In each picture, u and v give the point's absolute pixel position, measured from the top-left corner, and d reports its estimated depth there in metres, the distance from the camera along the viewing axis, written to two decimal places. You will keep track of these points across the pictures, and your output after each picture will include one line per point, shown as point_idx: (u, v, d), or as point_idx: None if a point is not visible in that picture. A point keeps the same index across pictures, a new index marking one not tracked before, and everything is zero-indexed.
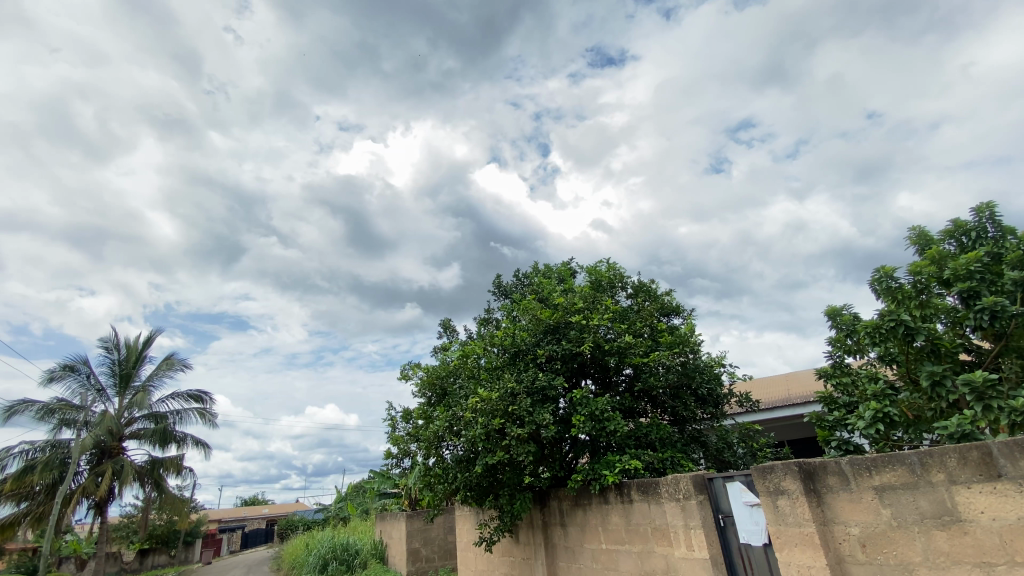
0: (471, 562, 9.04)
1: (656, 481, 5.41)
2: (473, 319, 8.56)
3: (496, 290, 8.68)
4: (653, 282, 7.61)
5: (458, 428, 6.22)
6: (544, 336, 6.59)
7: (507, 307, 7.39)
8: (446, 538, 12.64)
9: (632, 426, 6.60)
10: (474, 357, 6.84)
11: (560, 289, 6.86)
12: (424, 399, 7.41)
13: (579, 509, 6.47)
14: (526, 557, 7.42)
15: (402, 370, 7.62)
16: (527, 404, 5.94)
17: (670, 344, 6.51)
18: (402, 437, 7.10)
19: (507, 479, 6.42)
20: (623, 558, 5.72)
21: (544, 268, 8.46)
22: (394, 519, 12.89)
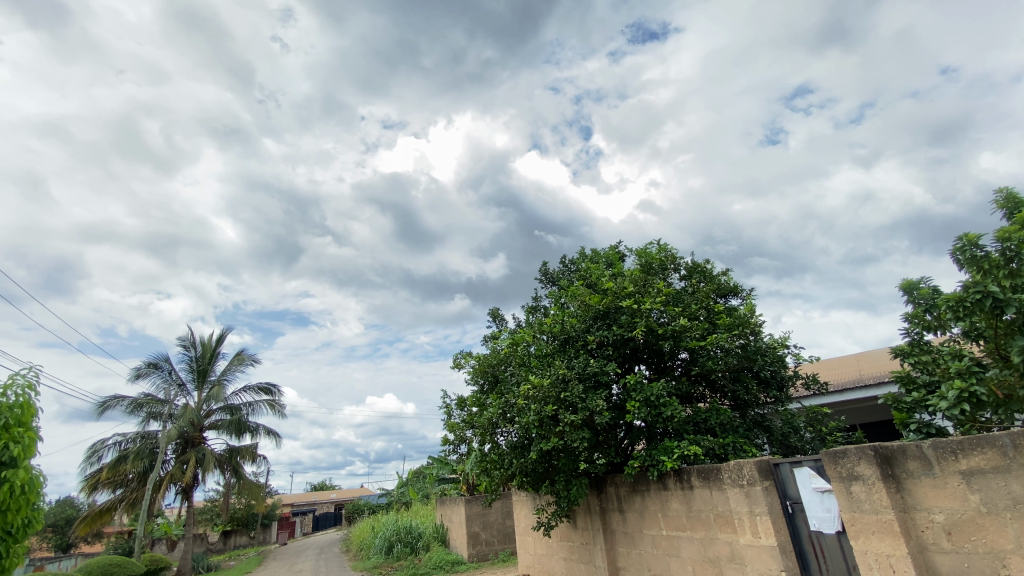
0: (530, 546, 9.15)
1: (717, 467, 5.24)
2: (521, 307, 8.56)
3: (543, 277, 8.62)
4: (708, 263, 7.32)
5: (511, 415, 6.27)
6: (594, 322, 6.48)
7: (555, 294, 7.33)
8: (504, 523, 12.88)
9: (690, 412, 6.42)
10: (524, 345, 6.86)
11: (608, 273, 6.72)
12: (477, 387, 7.51)
13: (637, 495, 6.38)
14: (585, 542, 7.42)
15: (454, 359, 7.74)
16: (579, 390, 5.87)
17: (728, 326, 6.26)
18: (457, 423, 7.24)
19: (562, 465, 6.41)
20: (685, 545, 5.61)
21: (591, 253, 8.33)
22: (454, 503, 13.24)
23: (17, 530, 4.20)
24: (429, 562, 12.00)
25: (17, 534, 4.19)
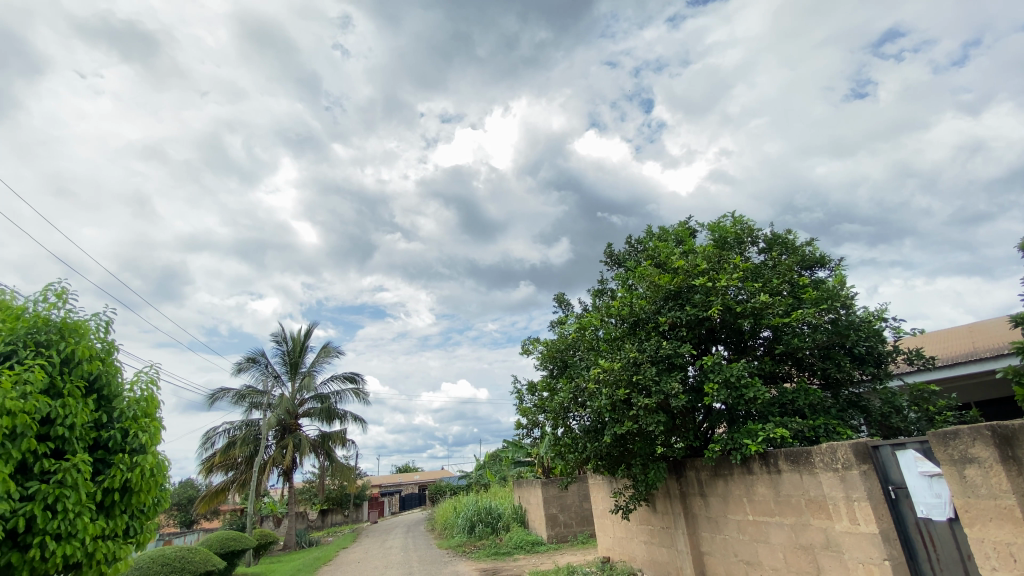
0: (609, 529, 9.14)
1: (808, 450, 4.93)
2: (587, 291, 8.46)
3: (609, 259, 8.46)
4: (790, 233, 6.83)
5: (583, 399, 6.26)
6: (666, 302, 6.27)
7: (622, 276, 7.17)
8: (582, 505, 12.92)
9: (774, 393, 6.07)
10: (592, 329, 6.78)
11: (678, 251, 6.46)
12: (547, 372, 7.54)
13: (720, 479, 6.17)
14: (665, 526, 7.30)
15: (523, 345, 7.82)
16: (653, 373, 5.71)
17: (816, 300, 5.83)
18: (529, 408, 7.32)
19: (638, 449, 6.30)
20: (774, 531, 5.36)
21: (658, 231, 8.05)
22: (530, 486, 13.48)
23: (149, 508, 4.80)
24: (510, 542, 12.33)
25: (149, 511, 4.79)
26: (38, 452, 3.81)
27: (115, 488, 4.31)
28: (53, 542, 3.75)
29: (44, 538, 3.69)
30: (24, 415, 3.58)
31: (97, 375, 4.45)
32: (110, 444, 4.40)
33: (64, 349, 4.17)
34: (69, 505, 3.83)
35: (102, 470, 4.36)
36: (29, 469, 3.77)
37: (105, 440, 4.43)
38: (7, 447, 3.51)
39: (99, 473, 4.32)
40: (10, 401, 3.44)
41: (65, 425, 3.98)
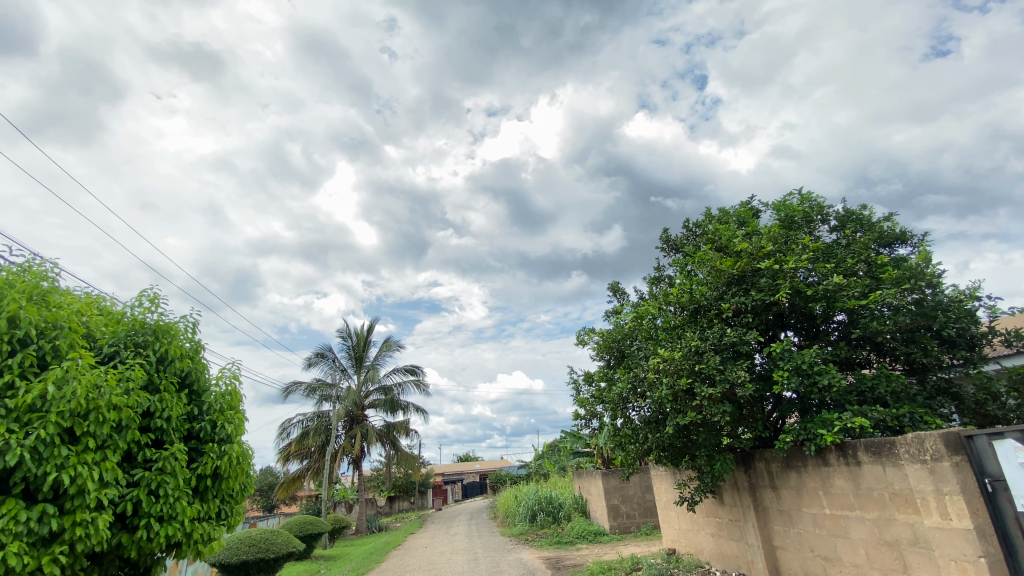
0: (674, 521, 8.97)
1: (891, 440, 4.61)
2: (644, 279, 8.25)
3: (665, 244, 8.23)
4: (865, 209, 6.35)
5: (642, 390, 6.14)
6: (729, 288, 6.01)
7: (680, 262, 6.94)
8: (645, 496, 12.72)
9: (851, 380, 5.70)
10: (650, 318, 6.63)
11: (741, 234, 6.16)
12: (604, 362, 7.46)
13: (792, 471, 5.89)
14: (734, 519, 7.06)
15: (578, 336, 7.75)
16: (717, 362, 5.51)
17: (897, 280, 5.40)
18: (587, 399, 7.27)
19: (703, 441, 6.11)
20: (855, 525, 5.05)
21: (717, 213, 7.72)
22: (591, 476, 13.42)
23: (237, 493, 5.21)
24: (572, 532, 12.37)
25: (238, 496, 5.20)
26: (141, 442, 4.21)
27: (208, 475, 4.70)
28: (157, 523, 4.14)
29: (150, 520, 4.08)
30: (126, 409, 3.95)
31: (188, 372, 4.85)
32: (202, 434, 4.80)
33: (158, 349, 4.58)
34: (169, 490, 4.21)
35: (196, 458, 4.77)
36: (134, 457, 4.18)
37: (197, 431, 4.83)
38: (115, 438, 3.90)
39: (193, 461, 4.73)
40: (116, 397, 3.81)
41: (163, 418, 4.38)
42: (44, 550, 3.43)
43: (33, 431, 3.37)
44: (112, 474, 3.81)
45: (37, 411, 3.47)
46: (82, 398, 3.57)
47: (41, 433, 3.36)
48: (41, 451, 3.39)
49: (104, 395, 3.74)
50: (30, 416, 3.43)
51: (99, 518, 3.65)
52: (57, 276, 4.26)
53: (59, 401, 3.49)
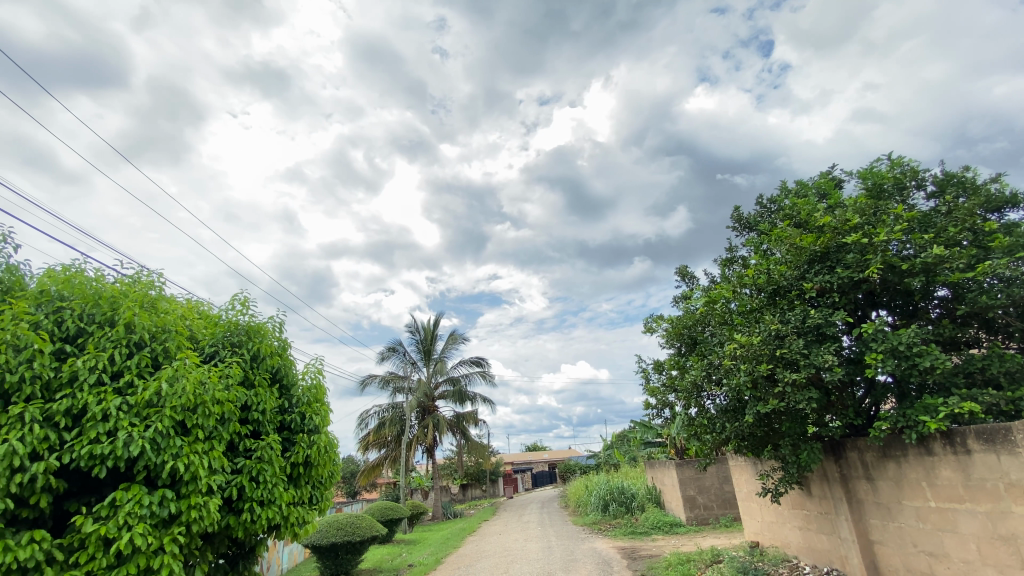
0: (756, 513, 8.58)
1: (1006, 426, 4.14)
2: (715, 261, 7.89)
3: (737, 224, 7.83)
4: (968, 170, 5.68)
5: (718, 377, 5.88)
6: (811, 266, 5.62)
7: (754, 241, 6.56)
8: (723, 488, 12.25)
9: (956, 361, 5.15)
10: (723, 302, 6.35)
11: (822, 207, 5.73)
12: (674, 349, 7.24)
13: (890, 461, 5.44)
14: (824, 512, 6.65)
15: (646, 324, 7.55)
16: (800, 345, 5.17)
17: (1010, 248, 4.79)
18: (658, 388, 7.08)
19: (787, 429, 5.78)
20: (964, 519, 4.60)
21: (793, 187, 7.23)
22: (664, 466, 13.12)
23: (326, 480, 5.57)
24: (647, 522, 12.17)
25: (326, 482, 5.56)
26: (242, 433, 4.60)
27: (300, 462, 5.06)
28: (259, 507, 4.51)
29: (253, 504, 4.45)
30: (228, 403, 4.33)
31: (278, 368, 5.22)
32: (293, 425, 5.18)
33: (252, 348, 4.98)
34: (267, 476, 4.57)
35: (289, 447, 5.14)
36: (236, 447, 4.57)
37: (289, 422, 5.21)
38: (219, 429, 4.29)
39: (287, 450, 5.11)
40: (218, 392, 4.18)
41: (259, 411, 4.76)
42: (166, 530, 3.84)
43: (152, 424, 3.77)
44: (218, 462, 4.19)
45: (154, 406, 3.87)
46: (191, 394, 3.94)
47: (159, 426, 3.75)
48: (159, 442, 3.78)
49: (208, 391, 4.11)
50: (149, 411, 3.82)
51: (210, 502, 4.03)
52: (163, 285, 4.71)
53: (172, 396, 3.87)
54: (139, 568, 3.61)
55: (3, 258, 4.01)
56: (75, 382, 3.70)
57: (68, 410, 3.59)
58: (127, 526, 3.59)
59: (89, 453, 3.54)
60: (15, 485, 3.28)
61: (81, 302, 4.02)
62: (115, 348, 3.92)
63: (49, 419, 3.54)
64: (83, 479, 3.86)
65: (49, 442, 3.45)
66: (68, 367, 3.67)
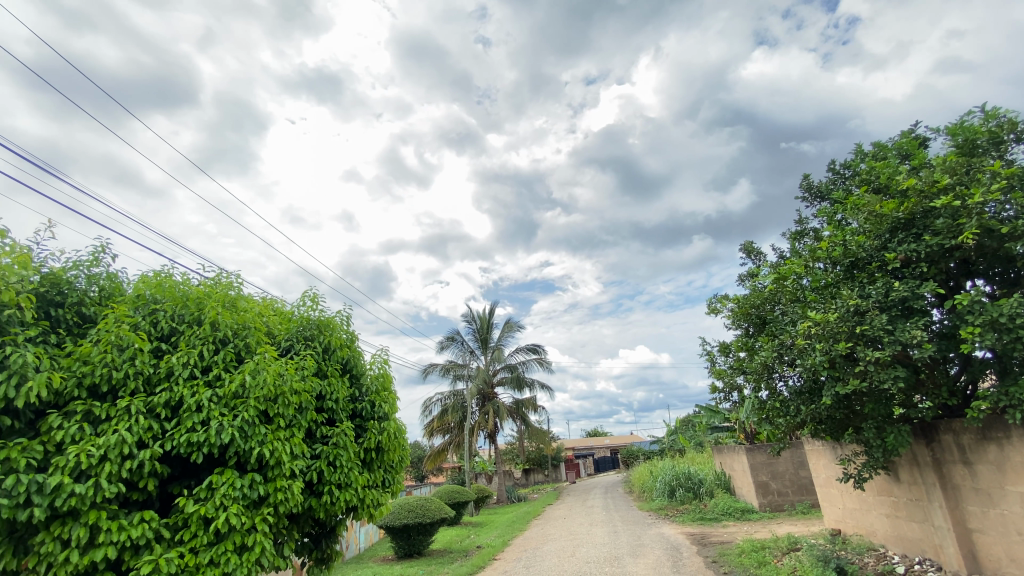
0: (837, 500, 8.14)
1: None
2: (783, 235, 7.45)
3: (807, 193, 7.36)
4: None
5: (792, 358, 5.56)
6: (893, 235, 5.18)
7: (827, 211, 6.12)
8: (798, 473, 11.68)
9: None
10: (794, 278, 5.99)
11: (905, 169, 5.25)
12: (742, 330, 6.94)
13: (991, 444, 4.97)
14: (914, 499, 6.19)
15: (710, 304, 7.27)
16: (883, 321, 4.78)
17: None
18: (726, 370, 6.81)
19: (870, 411, 5.40)
20: None
21: (870, 150, 6.67)
22: (733, 451, 12.67)
23: (397, 464, 5.82)
24: (716, 508, 11.83)
25: (397, 466, 5.81)
26: (318, 421, 4.89)
27: (373, 448, 5.32)
28: (337, 490, 4.78)
29: (331, 487, 4.73)
30: (304, 393, 4.61)
31: (348, 359, 5.49)
32: (364, 413, 5.44)
33: (323, 341, 5.26)
34: (344, 461, 4.83)
35: (361, 433, 5.41)
36: (314, 434, 4.86)
37: (360, 410, 5.48)
38: (298, 418, 4.58)
39: (360, 436, 5.37)
40: (296, 383, 4.45)
41: (332, 400, 5.03)
42: (256, 510, 4.15)
43: (239, 414, 4.07)
44: (299, 448, 4.47)
45: (240, 397, 4.17)
46: (271, 385, 4.22)
47: (245, 415, 4.05)
48: (246, 430, 4.08)
49: (287, 382, 4.39)
50: (236, 402, 4.13)
51: (293, 485, 4.32)
52: (241, 285, 5.03)
53: (255, 388, 4.17)
54: (235, 545, 3.93)
55: (103, 268, 4.43)
56: (171, 376, 4.05)
57: (167, 402, 3.95)
58: (222, 507, 3.92)
59: (187, 441, 3.88)
60: (126, 470, 3.65)
61: (172, 304, 4.38)
62: (203, 344, 4.26)
63: (151, 410, 3.90)
64: (182, 465, 4.24)
65: (152, 431, 3.81)
66: (165, 363, 4.02)
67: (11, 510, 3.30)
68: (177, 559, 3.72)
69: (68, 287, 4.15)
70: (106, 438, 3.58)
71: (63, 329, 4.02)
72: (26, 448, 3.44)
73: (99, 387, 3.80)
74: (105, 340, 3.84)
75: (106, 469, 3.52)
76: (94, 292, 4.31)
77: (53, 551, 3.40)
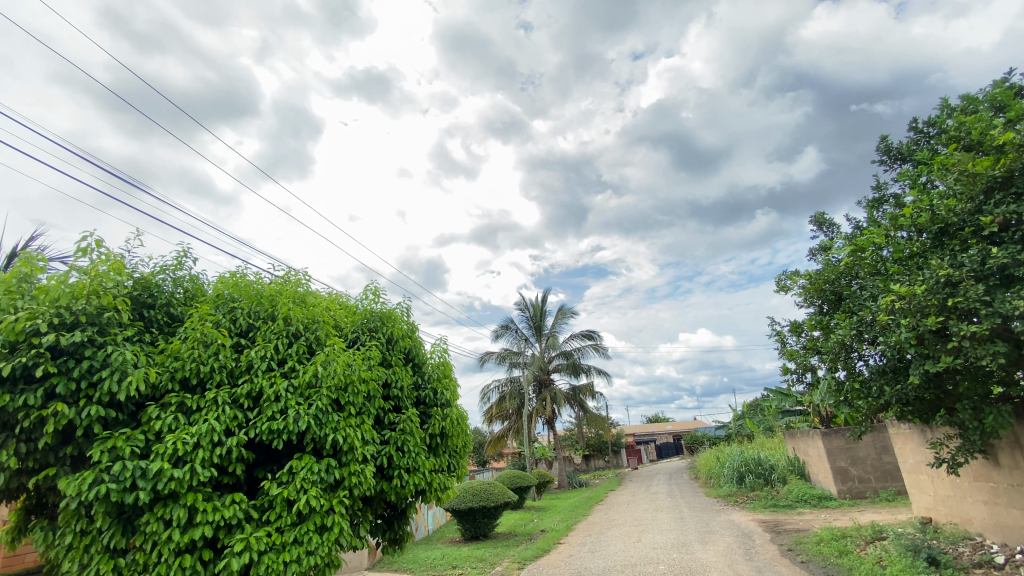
0: (927, 487, 7.55)
1: None
2: (860, 203, 6.91)
3: (886, 157, 6.78)
4: None
5: (873, 336, 5.19)
6: (989, 196, 4.67)
7: (910, 174, 5.60)
8: (882, 458, 10.94)
9: None
10: (873, 250, 5.55)
11: (1001, 122, 4.70)
12: (815, 307, 6.53)
13: None
14: (1018, 484, 5.63)
15: (778, 282, 6.88)
16: (980, 292, 4.33)
17: None
18: (798, 351, 6.44)
19: (965, 391, 4.94)
20: None
21: (958, 103, 6.04)
22: (808, 436, 12.05)
23: (461, 449, 5.98)
24: (790, 495, 11.32)
25: (462, 451, 5.97)
26: (386, 409, 5.09)
27: (437, 433, 5.49)
28: (406, 474, 4.97)
29: (401, 471, 4.92)
30: (371, 382, 4.81)
31: (410, 349, 5.66)
32: (428, 400, 5.61)
33: (386, 332, 5.46)
34: (411, 446, 5.01)
35: (426, 420, 5.59)
36: (382, 421, 5.07)
37: (424, 397, 5.66)
38: (367, 405, 4.79)
39: (425, 422, 5.55)
40: (363, 372, 4.65)
41: (398, 387, 5.21)
42: (333, 493, 4.39)
43: (313, 403, 4.30)
44: (369, 434, 4.68)
45: (313, 387, 4.40)
46: (341, 374, 4.43)
47: (319, 404, 4.27)
48: (321, 417, 4.31)
49: (355, 371, 4.59)
50: (310, 391, 4.36)
51: (366, 469, 4.53)
52: (308, 281, 5.29)
53: (327, 377, 4.39)
54: (316, 526, 4.18)
55: (186, 271, 4.79)
56: (251, 369, 4.34)
57: (249, 393, 4.23)
58: (303, 489, 4.17)
59: (268, 428, 4.15)
60: (217, 456, 3.95)
61: (248, 301, 4.68)
62: (278, 339, 4.52)
63: (236, 401, 4.20)
64: (265, 451, 4.54)
65: (237, 420, 4.10)
66: (245, 357, 4.32)
67: (120, 493, 3.66)
68: (266, 537, 4.00)
69: (157, 289, 4.53)
70: (198, 426, 3.89)
71: (156, 328, 4.40)
72: (130, 437, 3.81)
73: (190, 380, 4.13)
74: (191, 337, 4.16)
75: (200, 455, 3.84)
76: (180, 294, 4.67)
77: (158, 530, 3.74)
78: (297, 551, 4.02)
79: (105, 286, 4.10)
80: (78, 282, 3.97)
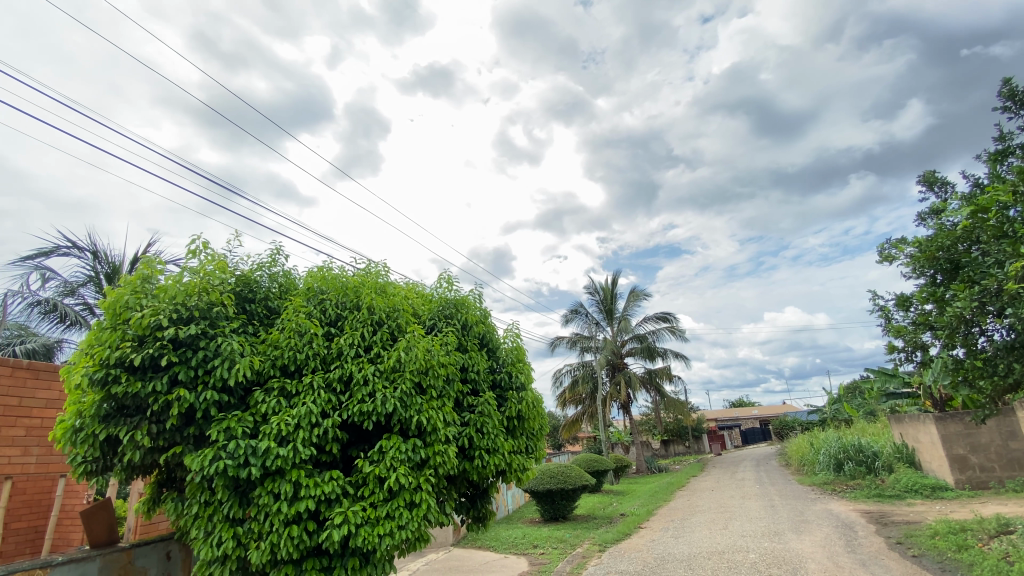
0: None
1: None
2: (979, 158, 6.09)
3: (1010, 103, 5.90)
4: None
5: (1000, 307, 4.60)
6: None
7: None
8: (1008, 445, 9.74)
9: None
10: (998, 210, 4.86)
11: None
12: (927, 278, 5.85)
13: None
14: None
15: (881, 252, 6.22)
16: None
17: None
18: (907, 327, 5.82)
19: None
20: None
21: None
22: (918, 420, 10.95)
23: (538, 432, 6.05)
24: (897, 484, 10.39)
25: (539, 434, 6.04)
26: (464, 391, 5.25)
27: (515, 416, 5.59)
28: (487, 454, 5.11)
29: (481, 452, 5.06)
30: (450, 366, 4.97)
31: (484, 334, 5.79)
32: (504, 383, 5.71)
33: (461, 318, 5.60)
34: (490, 428, 5.13)
35: (503, 403, 5.71)
36: (462, 403, 5.24)
37: (500, 380, 5.75)
38: (446, 389, 4.96)
39: (502, 405, 5.68)
40: (442, 356, 4.82)
41: (475, 371, 5.36)
42: (420, 472, 4.61)
43: (398, 386, 4.52)
44: (449, 416, 4.85)
45: (397, 371, 4.63)
46: (422, 359, 4.62)
47: (403, 387, 4.49)
48: (406, 400, 4.52)
49: (434, 356, 4.77)
50: (394, 375, 4.58)
51: (449, 449, 4.72)
52: (387, 272, 5.53)
53: (409, 362, 4.60)
54: (406, 501, 4.42)
55: (280, 267, 5.16)
56: (341, 356, 4.63)
57: (340, 377, 4.52)
58: (392, 467, 4.41)
59: (359, 410, 4.42)
60: (315, 435, 4.27)
61: (335, 293, 4.98)
62: (364, 327, 4.78)
63: (329, 385, 4.51)
64: (357, 432, 4.85)
65: (331, 403, 4.40)
66: (335, 345, 4.61)
67: (236, 468, 4.06)
68: (362, 511, 4.27)
69: (255, 285, 4.93)
70: (298, 408, 4.23)
71: (257, 320, 4.80)
72: (241, 418, 4.21)
73: (288, 366, 4.48)
74: (288, 328, 4.50)
75: (300, 435, 4.16)
76: (275, 288, 5.05)
77: (269, 502, 4.13)
78: (390, 525, 4.27)
79: (213, 284, 4.56)
80: (190, 281, 4.44)
